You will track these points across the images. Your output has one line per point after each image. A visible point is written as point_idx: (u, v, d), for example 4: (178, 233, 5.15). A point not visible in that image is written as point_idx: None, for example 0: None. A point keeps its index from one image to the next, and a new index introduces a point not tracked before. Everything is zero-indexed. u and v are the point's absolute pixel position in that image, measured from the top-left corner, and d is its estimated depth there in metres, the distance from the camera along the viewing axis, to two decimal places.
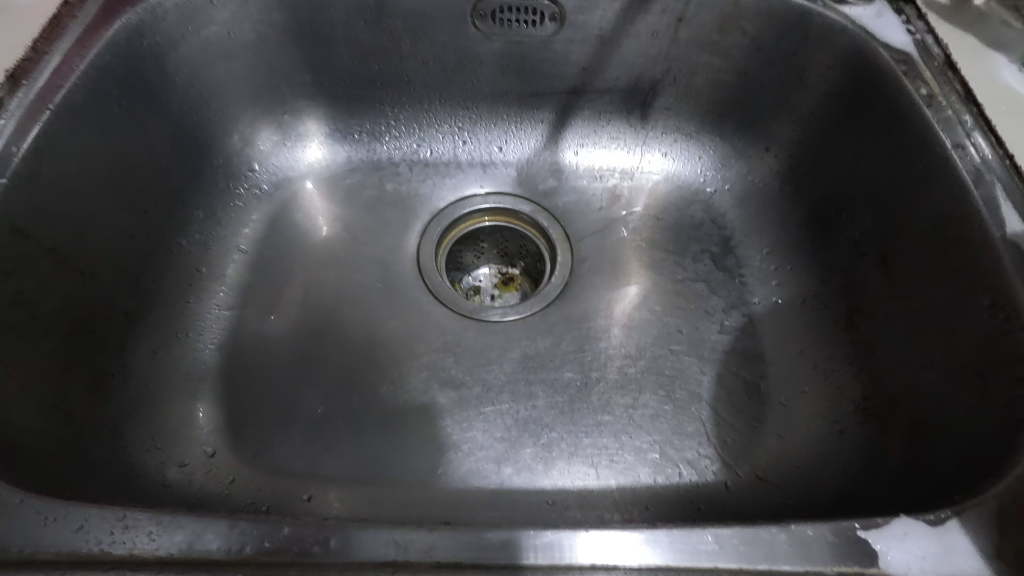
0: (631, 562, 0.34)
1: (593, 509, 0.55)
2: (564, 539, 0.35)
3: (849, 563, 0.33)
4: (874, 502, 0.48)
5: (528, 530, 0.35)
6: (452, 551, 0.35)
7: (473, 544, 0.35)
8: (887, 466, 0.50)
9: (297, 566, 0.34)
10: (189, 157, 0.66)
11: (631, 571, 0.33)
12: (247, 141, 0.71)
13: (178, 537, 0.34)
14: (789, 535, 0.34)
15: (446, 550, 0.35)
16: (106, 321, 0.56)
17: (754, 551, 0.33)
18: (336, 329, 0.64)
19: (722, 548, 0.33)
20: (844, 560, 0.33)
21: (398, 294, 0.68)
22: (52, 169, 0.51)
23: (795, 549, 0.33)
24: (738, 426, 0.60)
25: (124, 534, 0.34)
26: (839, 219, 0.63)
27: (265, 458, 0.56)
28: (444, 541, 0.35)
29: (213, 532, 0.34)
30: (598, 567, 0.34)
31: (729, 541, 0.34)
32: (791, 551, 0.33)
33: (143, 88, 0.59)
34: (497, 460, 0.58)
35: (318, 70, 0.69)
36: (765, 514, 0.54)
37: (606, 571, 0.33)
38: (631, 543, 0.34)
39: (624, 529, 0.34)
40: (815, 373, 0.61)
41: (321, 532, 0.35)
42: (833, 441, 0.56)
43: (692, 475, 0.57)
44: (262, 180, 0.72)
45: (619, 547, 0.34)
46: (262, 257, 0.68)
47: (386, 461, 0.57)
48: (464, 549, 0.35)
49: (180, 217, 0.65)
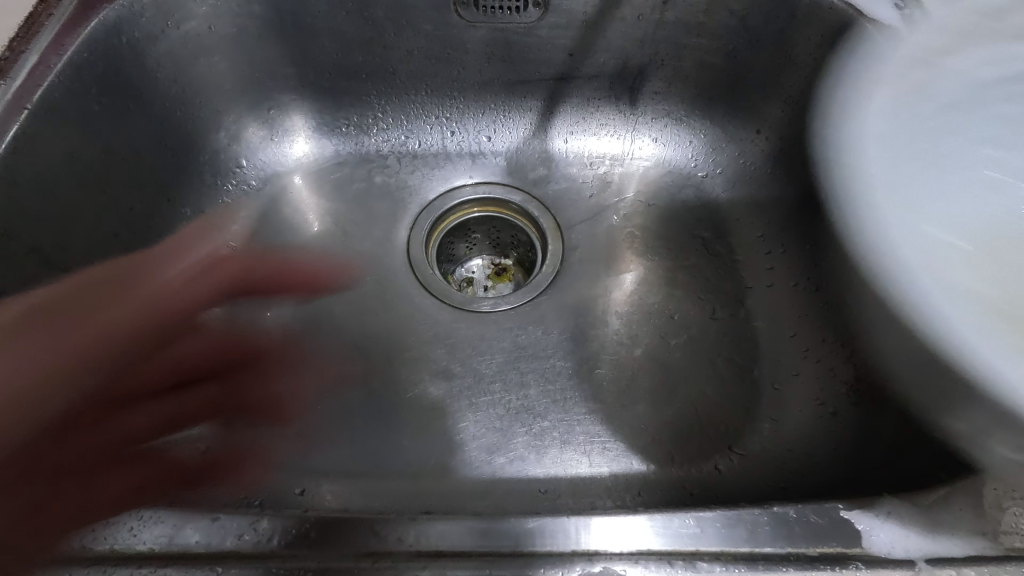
0: (614, 547, 0.33)
1: (585, 497, 0.55)
2: (547, 526, 0.34)
3: (831, 544, 0.32)
4: (867, 483, 0.48)
5: (512, 519, 0.35)
6: (433, 541, 0.35)
7: (458, 533, 0.35)
8: (880, 447, 0.50)
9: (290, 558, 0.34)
10: (174, 155, 0.66)
11: (614, 557, 0.33)
12: (234, 137, 0.71)
13: (159, 531, 0.34)
14: (772, 517, 0.33)
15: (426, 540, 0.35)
16: (92, 320, 0.56)
17: (735, 534, 0.33)
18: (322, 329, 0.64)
19: (704, 532, 0.33)
20: (826, 541, 0.32)
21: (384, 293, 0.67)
22: (31, 170, 0.52)
23: (777, 531, 0.33)
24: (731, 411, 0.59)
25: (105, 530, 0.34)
26: None
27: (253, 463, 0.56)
28: (424, 531, 0.35)
29: (193, 527, 0.34)
30: (581, 553, 0.33)
31: (711, 524, 0.33)
32: (773, 533, 0.33)
33: (124, 86, 0.59)
34: (489, 450, 0.58)
35: (302, 63, 0.69)
36: (756, 497, 0.53)
37: (588, 557, 0.33)
38: (613, 529, 0.34)
39: (607, 515, 0.34)
40: (809, 356, 0.60)
41: (301, 525, 0.35)
42: (826, 423, 0.56)
43: (685, 460, 0.57)
44: (250, 176, 0.72)
45: (601, 533, 0.34)
46: (252, 253, 0.68)
47: (378, 454, 0.57)
48: (452, 538, 0.35)
49: (166, 215, 0.65)
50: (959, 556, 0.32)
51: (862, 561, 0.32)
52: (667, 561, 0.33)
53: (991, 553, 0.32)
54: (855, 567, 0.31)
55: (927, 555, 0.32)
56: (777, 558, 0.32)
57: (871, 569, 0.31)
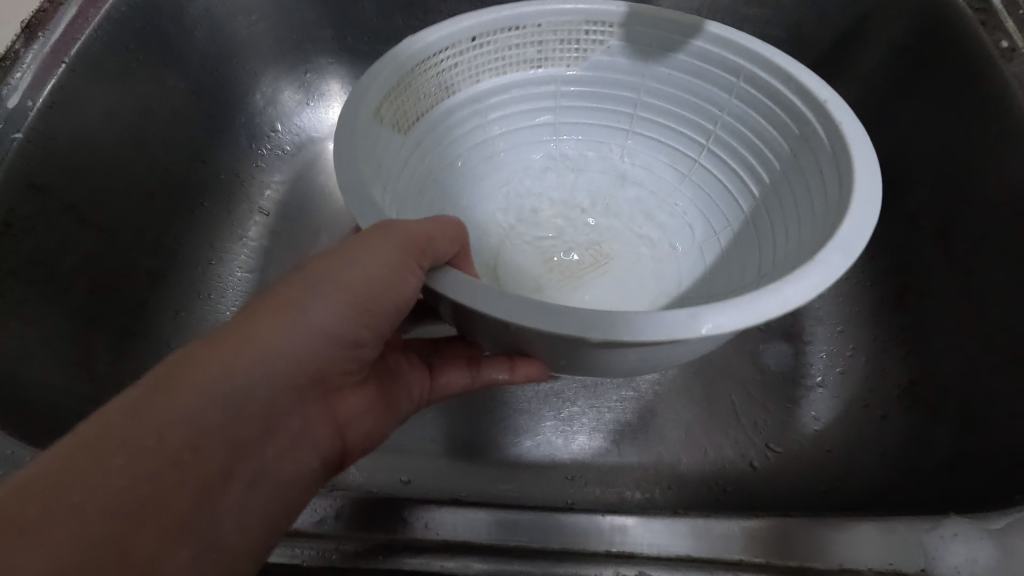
0: (651, 549, 0.32)
1: (613, 487, 0.53)
2: (581, 523, 0.34)
3: (887, 564, 0.30)
4: (919, 496, 0.45)
5: (548, 513, 0.34)
6: (465, 529, 0.34)
7: (460, 522, 0.34)
8: (934, 458, 0.47)
9: (326, 538, 0.34)
10: (210, 116, 0.64)
11: (649, 561, 0.31)
12: (270, 100, 0.69)
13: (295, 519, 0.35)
14: (819, 531, 0.32)
15: (458, 528, 0.34)
16: (126, 281, 0.56)
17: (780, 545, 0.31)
18: (289, 311, 0.36)
19: (748, 540, 0.32)
20: (882, 560, 0.30)
21: (361, 261, 0.38)
22: (70, 125, 0.50)
23: (824, 544, 0.31)
24: (770, 407, 0.57)
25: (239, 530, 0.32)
26: (892, 189, 0.58)
27: (323, 421, 0.40)
28: (455, 519, 0.35)
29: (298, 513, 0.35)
30: (615, 554, 0.32)
31: (755, 533, 0.32)
32: (820, 548, 0.31)
33: (161, 43, 0.57)
34: (516, 432, 0.57)
35: (340, 24, 0.67)
36: (796, 500, 0.50)
37: (622, 559, 0.32)
38: (656, 532, 0.33)
39: (647, 518, 0.34)
40: (861, 355, 0.57)
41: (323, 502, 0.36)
42: (874, 427, 0.53)
43: (720, 456, 0.55)
44: (284, 141, 0.71)
45: (646, 533, 0.33)
46: (285, 221, 0.68)
47: (404, 429, 0.57)
48: (466, 527, 0.34)
49: (202, 177, 0.64)
50: None
51: None
52: (708, 571, 0.31)
53: None
54: None
55: None
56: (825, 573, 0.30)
57: None
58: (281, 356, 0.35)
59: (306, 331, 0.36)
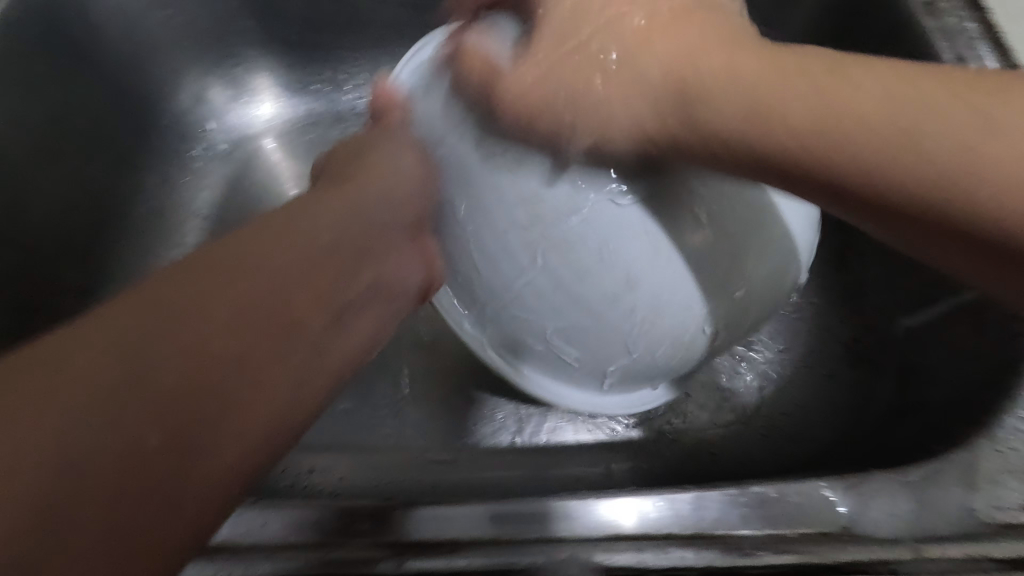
0: (584, 530, 0.31)
1: (568, 467, 0.52)
2: (515, 513, 0.32)
3: (813, 525, 0.30)
4: (867, 448, 0.46)
5: (493, 504, 0.32)
6: (400, 529, 0.32)
7: (427, 521, 0.32)
8: (877, 412, 0.49)
9: (254, 550, 0.31)
10: (131, 117, 0.62)
11: (581, 540, 0.31)
12: (198, 97, 0.66)
13: (252, 522, 0.32)
14: (752, 497, 0.31)
15: (409, 529, 0.32)
16: (54, 297, 0.54)
17: (705, 516, 0.31)
18: (343, 307, 0.30)
19: (676, 512, 0.31)
20: (806, 522, 0.31)
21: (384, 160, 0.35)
22: None
23: (755, 512, 0.31)
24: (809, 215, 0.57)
25: (243, 516, 0.32)
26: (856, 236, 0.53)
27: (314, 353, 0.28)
28: (390, 519, 0.32)
29: (251, 514, 0.32)
30: (545, 539, 0.31)
31: (683, 504, 0.31)
32: (753, 512, 0.31)
33: (70, 47, 0.54)
34: (473, 419, 0.55)
35: (264, 14, 0.64)
36: (752, 464, 0.51)
37: (552, 543, 0.31)
38: (622, 509, 0.32)
39: (615, 498, 0.32)
40: (807, 318, 0.56)
41: (253, 514, 0.32)
42: (821, 386, 0.53)
43: (679, 424, 0.54)
44: (219, 139, 0.68)
45: (615, 510, 0.32)
46: (223, 221, 0.65)
47: (359, 426, 0.55)
48: (410, 526, 0.32)
49: (131, 183, 0.63)
50: (949, 535, 0.30)
51: (844, 544, 0.29)
52: (637, 547, 0.30)
53: (989, 529, 0.30)
54: (838, 546, 0.29)
55: (913, 533, 0.30)
56: (754, 540, 0.30)
57: (853, 550, 0.29)
58: (293, 364, 0.26)
59: (363, 279, 0.31)
